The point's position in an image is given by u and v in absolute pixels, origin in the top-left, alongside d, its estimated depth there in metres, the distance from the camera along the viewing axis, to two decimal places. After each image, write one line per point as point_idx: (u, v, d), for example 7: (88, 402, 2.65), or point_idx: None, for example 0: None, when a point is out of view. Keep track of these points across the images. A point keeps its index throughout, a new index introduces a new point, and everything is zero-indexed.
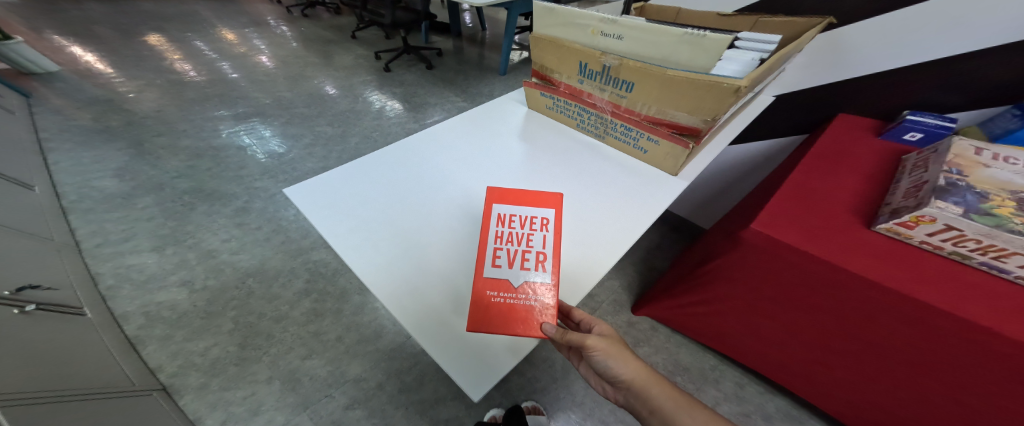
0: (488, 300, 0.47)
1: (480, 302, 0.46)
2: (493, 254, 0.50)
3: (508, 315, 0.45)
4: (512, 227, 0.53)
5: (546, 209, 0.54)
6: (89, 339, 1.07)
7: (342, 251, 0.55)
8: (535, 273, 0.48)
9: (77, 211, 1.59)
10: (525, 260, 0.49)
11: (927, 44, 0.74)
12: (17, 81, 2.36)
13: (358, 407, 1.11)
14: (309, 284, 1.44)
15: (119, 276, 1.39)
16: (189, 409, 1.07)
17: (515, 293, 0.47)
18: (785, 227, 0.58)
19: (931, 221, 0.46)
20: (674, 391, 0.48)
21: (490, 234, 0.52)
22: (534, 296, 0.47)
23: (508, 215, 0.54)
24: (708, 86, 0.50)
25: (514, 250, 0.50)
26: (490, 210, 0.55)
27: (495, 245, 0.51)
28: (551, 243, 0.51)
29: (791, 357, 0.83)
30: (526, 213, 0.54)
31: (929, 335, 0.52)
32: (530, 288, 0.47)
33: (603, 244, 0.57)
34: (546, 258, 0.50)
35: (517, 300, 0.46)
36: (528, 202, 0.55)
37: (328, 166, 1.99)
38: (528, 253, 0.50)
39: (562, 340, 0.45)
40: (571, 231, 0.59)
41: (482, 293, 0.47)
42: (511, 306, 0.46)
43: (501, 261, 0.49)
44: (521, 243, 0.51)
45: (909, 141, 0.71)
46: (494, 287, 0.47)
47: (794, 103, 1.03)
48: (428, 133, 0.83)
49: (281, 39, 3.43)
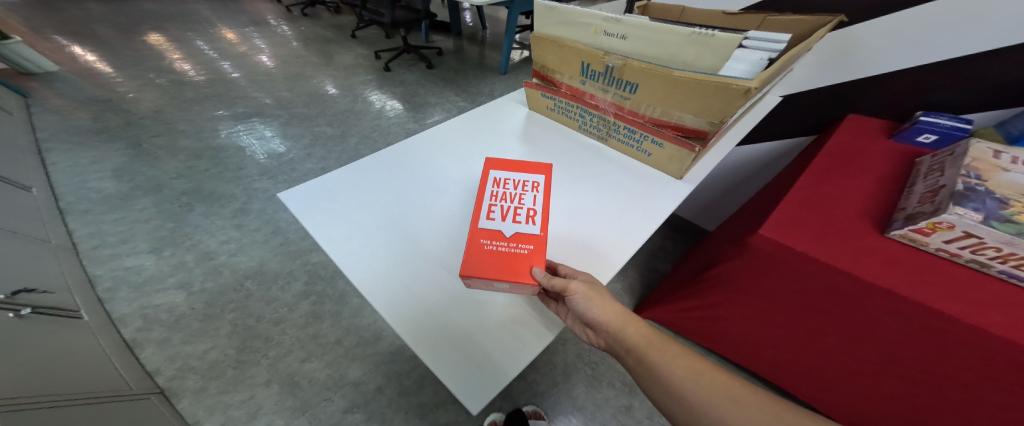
0: (482, 247, 0.49)
1: (475, 249, 0.49)
2: (489, 209, 0.53)
3: (501, 261, 0.47)
4: (507, 188, 0.57)
5: (536, 175, 0.58)
6: (85, 343, 1.06)
7: (338, 258, 0.53)
8: (526, 223, 0.51)
9: (74, 212, 1.58)
10: (518, 215, 0.52)
11: (942, 43, 0.72)
12: (15, 81, 2.35)
13: (357, 411, 1.10)
14: (308, 287, 1.42)
15: (116, 279, 1.37)
16: (187, 413, 1.06)
17: (507, 241, 0.49)
18: (794, 232, 0.57)
19: (950, 228, 0.45)
20: (650, 329, 0.43)
21: (485, 194, 0.55)
22: (525, 244, 0.49)
23: (503, 179, 0.58)
24: (716, 88, 0.49)
25: (507, 206, 0.54)
26: (487, 175, 0.59)
27: (490, 202, 0.54)
28: (541, 201, 0.54)
29: (794, 362, 0.82)
30: (521, 177, 0.58)
31: (945, 347, 0.50)
32: (522, 237, 0.50)
33: (595, 224, 0.59)
34: (536, 213, 0.53)
35: (509, 247, 0.49)
36: (524, 168, 0.59)
37: (327, 167, 1.98)
38: (521, 210, 0.53)
39: (546, 283, 0.44)
40: (564, 208, 0.62)
41: (477, 240, 0.50)
42: (504, 254, 0.48)
43: (496, 214, 0.53)
44: (514, 201, 0.54)
45: (923, 144, 0.69)
46: (488, 236, 0.50)
47: (801, 103, 1.01)
48: (426, 135, 0.81)
49: (280, 39, 3.41)
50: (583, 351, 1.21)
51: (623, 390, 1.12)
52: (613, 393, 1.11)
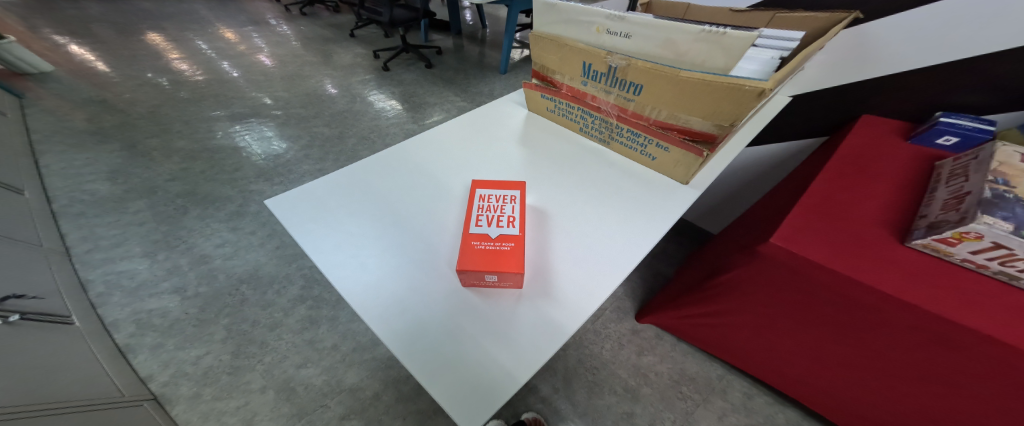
0: (472, 247, 0.49)
1: (464, 248, 0.49)
2: (476, 217, 0.55)
3: (487, 257, 0.47)
4: (490, 201, 0.58)
5: (515, 189, 0.61)
6: (76, 349, 1.04)
7: (327, 269, 0.51)
8: (509, 227, 0.53)
9: (68, 216, 1.55)
10: (501, 221, 0.54)
11: (963, 41, 0.69)
12: (10, 81, 2.33)
13: (354, 418, 1.08)
14: (304, 291, 1.40)
15: (110, 283, 1.35)
16: (180, 419, 1.03)
17: (494, 240, 0.50)
18: (808, 241, 0.54)
19: (977, 239, 0.42)
20: None
21: (472, 207, 0.57)
22: (509, 242, 0.50)
23: (488, 194, 0.60)
24: (728, 89, 0.46)
25: (492, 215, 0.55)
26: (472, 191, 0.60)
27: (477, 211, 0.56)
28: (520, 210, 0.56)
29: (807, 370, 0.80)
30: (503, 192, 0.60)
31: (970, 362, 0.47)
32: (507, 237, 0.51)
33: (591, 227, 0.58)
34: (516, 218, 0.55)
35: (495, 245, 0.49)
36: (506, 184, 0.62)
37: (325, 168, 1.95)
38: (504, 216, 0.55)
39: None
40: (558, 212, 0.61)
41: (468, 242, 0.50)
42: (491, 251, 0.48)
43: (482, 221, 0.54)
44: (498, 211, 0.56)
45: (943, 146, 0.67)
46: (478, 238, 0.51)
47: (812, 103, 0.99)
48: (422, 138, 0.79)
49: (279, 38, 3.38)
50: (584, 357, 1.18)
51: (625, 396, 1.10)
52: (615, 400, 1.09)
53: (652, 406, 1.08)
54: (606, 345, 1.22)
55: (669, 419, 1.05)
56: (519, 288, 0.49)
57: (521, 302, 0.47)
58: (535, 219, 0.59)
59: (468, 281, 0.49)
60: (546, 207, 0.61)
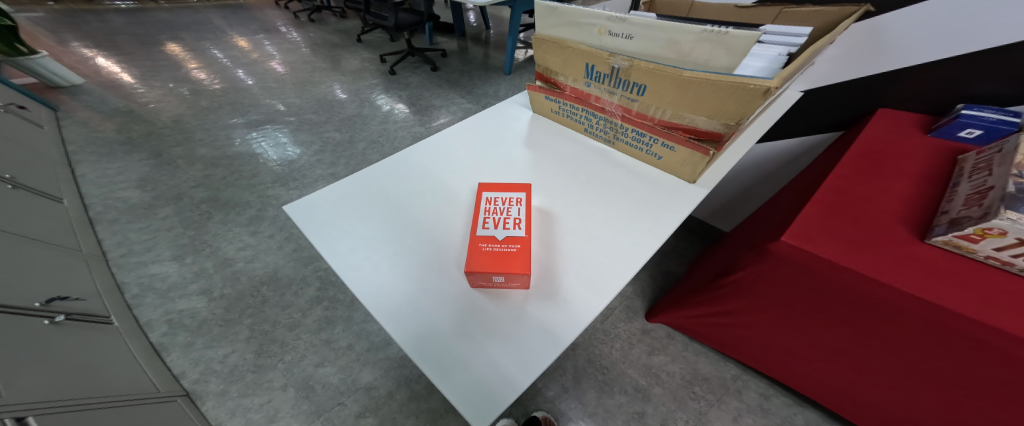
0: (481, 250, 0.51)
1: (471, 251, 0.51)
2: (483, 220, 0.56)
3: (496, 258, 0.49)
4: (496, 203, 0.60)
5: (520, 191, 0.62)
6: (115, 347, 1.11)
7: (342, 271, 0.53)
8: (516, 228, 0.54)
9: (103, 222, 1.66)
10: (507, 223, 0.55)
11: (970, 35, 0.68)
12: (45, 95, 2.46)
13: (369, 415, 1.11)
14: (320, 292, 1.45)
15: (143, 286, 1.43)
16: (210, 415, 1.09)
17: (502, 243, 0.51)
18: (821, 239, 0.53)
19: (1001, 235, 0.41)
20: None
21: (478, 210, 0.58)
22: (515, 243, 0.51)
23: (495, 198, 0.61)
24: (732, 88, 0.45)
25: (499, 218, 0.56)
26: (479, 196, 0.61)
27: (483, 214, 0.57)
28: (526, 211, 0.57)
29: (824, 370, 0.78)
30: (510, 196, 0.61)
31: (986, 359, 0.46)
32: (513, 239, 0.52)
33: (595, 229, 0.58)
34: (522, 219, 0.56)
35: (503, 247, 0.51)
36: (510, 187, 0.62)
37: (337, 173, 2.00)
38: (509, 220, 0.56)
39: None
40: (563, 215, 0.61)
41: (476, 245, 0.52)
42: (498, 252, 0.50)
43: (489, 223, 0.55)
44: (503, 213, 0.57)
45: (967, 139, 0.64)
46: (485, 240, 0.52)
47: (824, 98, 0.96)
48: (428, 143, 0.80)
49: (291, 45, 3.47)
50: (594, 356, 1.19)
51: (635, 396, 1.10)
52: (625, 399, 1.09)
53: (664, 405, 1.07)
54: (615, 345, 1.21)
55: (681, 419, 1.04)
56: (526, 288, 0.50)
57: (528, 302, 0.48)
58: (541, 220, 0.60)
59: (476, 283, 0.50)
60: (551, 208, 0.62)
